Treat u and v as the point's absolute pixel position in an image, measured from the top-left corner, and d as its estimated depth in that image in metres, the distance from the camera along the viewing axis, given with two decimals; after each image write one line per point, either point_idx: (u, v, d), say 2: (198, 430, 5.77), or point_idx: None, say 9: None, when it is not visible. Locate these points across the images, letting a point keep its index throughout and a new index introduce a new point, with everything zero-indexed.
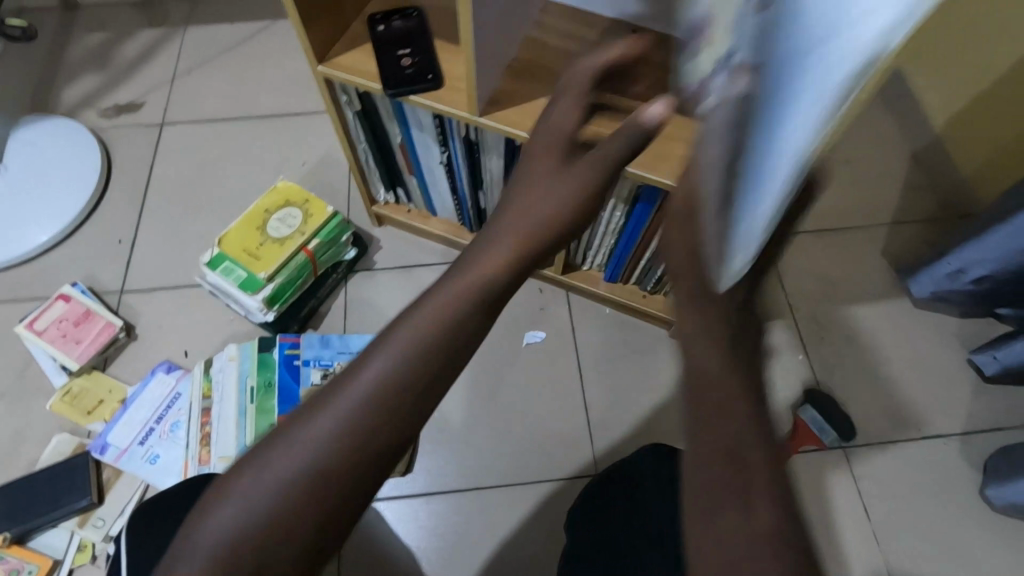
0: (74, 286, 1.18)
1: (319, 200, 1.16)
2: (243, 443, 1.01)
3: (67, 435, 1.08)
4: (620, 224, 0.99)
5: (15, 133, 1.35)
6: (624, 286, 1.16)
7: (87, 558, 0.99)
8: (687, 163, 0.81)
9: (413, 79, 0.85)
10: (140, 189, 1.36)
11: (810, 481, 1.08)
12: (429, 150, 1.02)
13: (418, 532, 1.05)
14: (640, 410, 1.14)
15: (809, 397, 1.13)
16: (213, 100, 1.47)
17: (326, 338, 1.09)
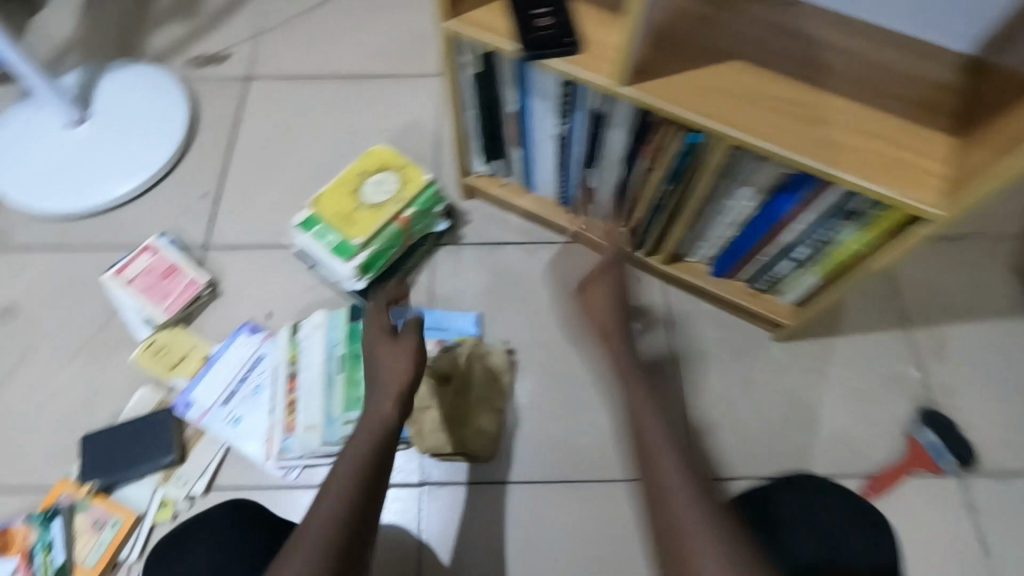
0: (160, 238, 1.15)
1: (415, 167, 1.10)
2: (330, 414, 0.97)
3: (151, 388, 1.07)
4: (748, 215, 0.91)
5: (105, 80, 1.29)
6: (731, 283, 1.08)
7: (169, 515, 0.97)
8: (856, 153, 0.73)
9: (554, 42, 0.77)
10: (225, 144, 1.31)
11: (919, 508, 1.01)
12: (545, 121, 0.94)
13: (496, 519, 1.03)
14: (737, 413, 1.08)
15: (926, 418, 1.05)
16: (299, 56, 1.41)
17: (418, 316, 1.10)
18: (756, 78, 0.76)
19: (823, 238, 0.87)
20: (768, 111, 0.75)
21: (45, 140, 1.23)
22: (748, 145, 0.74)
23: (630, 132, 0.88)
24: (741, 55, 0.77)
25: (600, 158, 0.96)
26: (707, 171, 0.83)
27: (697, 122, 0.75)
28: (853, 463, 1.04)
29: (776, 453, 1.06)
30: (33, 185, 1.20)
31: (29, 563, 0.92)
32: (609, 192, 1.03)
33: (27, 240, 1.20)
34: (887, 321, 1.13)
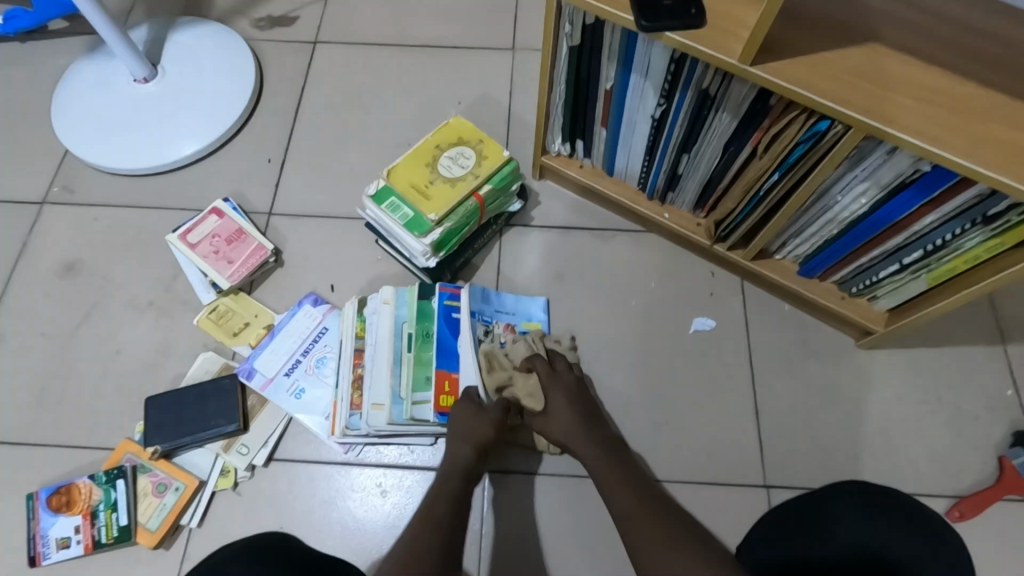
0: (226, 201, 1.13)
1: (493, 142, 1.05)
2: (399, 393, 0.95)
3: (213, 354, 1.05)
4: (858, 214, 0.85)
5: (173, 37, 1.26)
6: (819, 283, 1.02)
7: (230, 483, 0.96)
8: (1007, 150, 0.66)
9: (674, 13, 0.71)
10: (291, 109, 1.28)
11: (1009, 534, 0.95)
12: (643, 99, 0.89)
13: (561, 515, 0.97)
14: (817, 420, 1.02)
15: (1020, 439, 0.99)
16: (369, 23, 1.37)
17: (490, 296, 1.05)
18: (896, 63, 0.70)
19: (943, 242, 0.80)
20: (908, 99, 0.68)
21: (114, 95, 1.21)
22: (883, 135, 0.68)
23: (739, 116, 0.82)
24: (880, 36, 0.70)
25: (697, 143, 0.90)
26: (826, 161, 0.77)
27: (829, 107, 0.68)
28: (939, 481, 0.98)
29: (857, 466, 1.00)
30: (101, 140, 1.18)
31: (93, 522, 0.91)
32: (698, 181, 0.97)
33: (93, 197, 1.19)
34: (979, 336, 1.07)
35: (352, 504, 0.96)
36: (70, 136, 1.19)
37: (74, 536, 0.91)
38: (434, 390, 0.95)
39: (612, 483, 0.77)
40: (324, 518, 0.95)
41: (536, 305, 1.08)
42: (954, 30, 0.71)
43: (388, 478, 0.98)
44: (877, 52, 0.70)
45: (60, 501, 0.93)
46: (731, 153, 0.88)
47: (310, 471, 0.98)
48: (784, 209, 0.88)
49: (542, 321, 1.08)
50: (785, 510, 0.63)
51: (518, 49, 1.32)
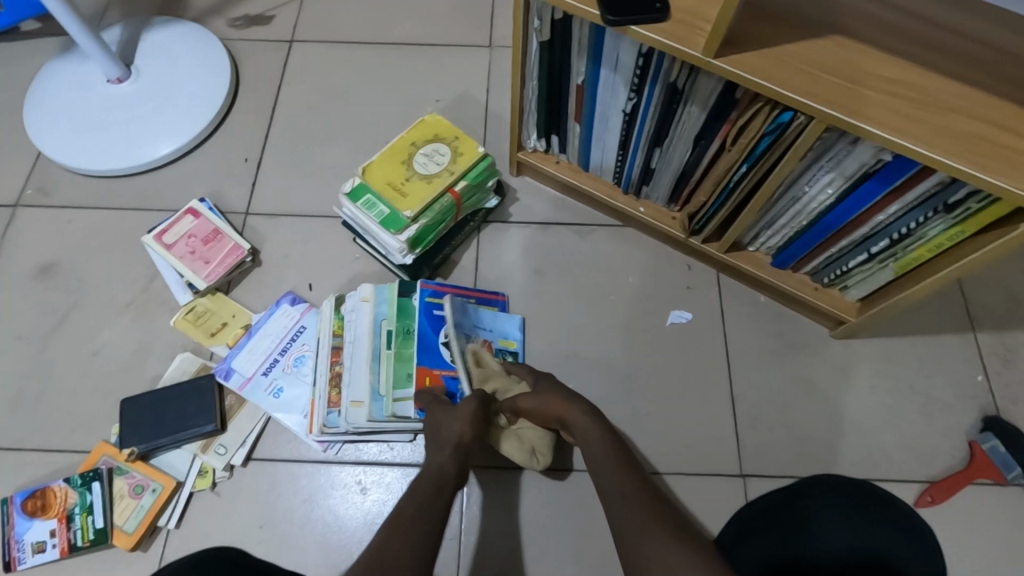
0: (202, 201, 1.12)
1: (468, 139, 1.05)
2: (377, 390, 0.95)
3: (191, 355, 1.04)
4: (827, 204, 0.86)
5: (147, 37, 1.25)
6: (792, 275, 1.04)
7: (208, 483, 0.96)
8: (965, 139, 0.67)
9: (637, 8, 0.72)
10: (268, 108, 1.27)
11: (980, 517, 0.97)
12: (614, 94, 0.90)
13: (542, 507, 0.98)
14: (792, 410, 1.04)
15: (990, 425, 1.01)
16: (346, 21, 1.36)
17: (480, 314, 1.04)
18: (858, 56, 0.71)
19: (909, 230, 0.82)
20: (868, 90, 0.69)
21: (87, 96, 1.19)
22: (844, 125, 0.69)
23: (707, 109, 0.83)
24: (841, 29, 0.72)
25: (668, 137, 0.91)
26: (791, 153, 0.78)
27: (790, 98, 0.69)
28: (912, 468, 1.00)
29: (833, 454, 1.01)
30: (75, 142, 1.17)
31: (68, 525, 0.91)
32: (671, 175, 0.98)
33: (67, 199, 1.18)
34: (950, 324, 1.09)
35: (331, 502, 0.96)
36: (43, 137, 1.18)
37: (50, 540, 0.90)
38: (415, 386, 0.95)
39: (610, 464, 0.75)
40: (303, 517, 0.95)
41: (513, 324, 1.07)
42: (910, 22, 0.72)
43: (368, 475, 0.98)
44: (839, 44, 0.71)
45: (35, 505, 0.92)
46: (701, 146, 0.89)
47: (289, 470, 0.98)
48: (754, 201, 0.89)
49: (518, 341, 1.06)
50: (764, 512, 0.64)
51: (496, 46, 1.32)
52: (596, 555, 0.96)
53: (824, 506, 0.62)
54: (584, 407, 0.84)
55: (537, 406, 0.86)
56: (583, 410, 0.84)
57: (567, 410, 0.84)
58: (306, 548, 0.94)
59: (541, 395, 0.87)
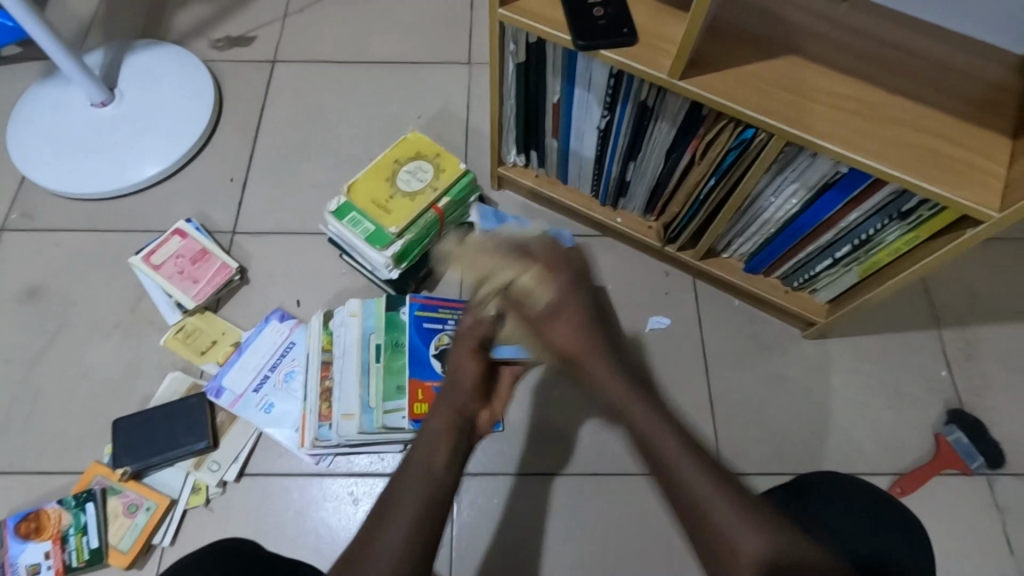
0: (189, 221, 1.14)
1: (450, 155, 1.08)
2: (367, 403, 0.97)
3: (181, 373, 1.06)
4: (792, 212, 0.90)
5: (130, 60, 1.27)
6: (764, 279, 1.08)
7: (202, 500, 0.97)
8: (913, 152, 0.72)
9: (606, 33, 0.76)
10: (253, 128, 1.29)
11: (947, 505, 1.02)
12: (588, 112, 0.94)
13: (531, 511, 1.01)
14: (768, 409, 1.08)
15: (954, 417, 1.06)
16: (327, 41, 1.39)
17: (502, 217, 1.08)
18: (813, 75, 0.75)
19: (868, 236, 0.86)
20: (823, 108, 0.74)
21: (71, 119, 1.21)
22: (802, 140, 0.74)
23: (676, 125, 0.87)
24: (797, 50, 0.76)
25: (641, 151, 0.95)
26: (755, 166, 0.83)
27: (751, 116, 0.74)
28: (882, 460, 1.05)
29: (808, 449, 1.06)
30: (61, 166, 1.19)
31: (63, 546, 0.92)
32: (646, 187, 1.02)
33: (52, 222, 1.19)
34: (915, 321, 1.14)
35: (324, 514, 0.98)
36: (28, 162, 1.19)
37: (44, 562, 0.91)
38: (409, 398, 0.97)
39: (658, 441, 0.55)
40: (297, 530, 0.97)
41: None
42: (860, 42, 0.77)
43: (360, 486, 1.00)
44: (795, 64, 0.76)
45: (29, 528, 0.93)
46: (672, 159, 0.93)
47: (282, 484, 1.00)
48: (724, 210, 0.93)
49: None
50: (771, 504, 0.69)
51: (474, 63, 1.36)
52: (584, 556, 0.99)
53: (826, 504, 0.67)
54: (612, 361, 0.62)
55: (562, 348, 0.64)
56: (607, 362, 0.62)
57: (591, 360, 0.62)
58: (300, 560, 0.96)
59: (571, 331, 0.63)
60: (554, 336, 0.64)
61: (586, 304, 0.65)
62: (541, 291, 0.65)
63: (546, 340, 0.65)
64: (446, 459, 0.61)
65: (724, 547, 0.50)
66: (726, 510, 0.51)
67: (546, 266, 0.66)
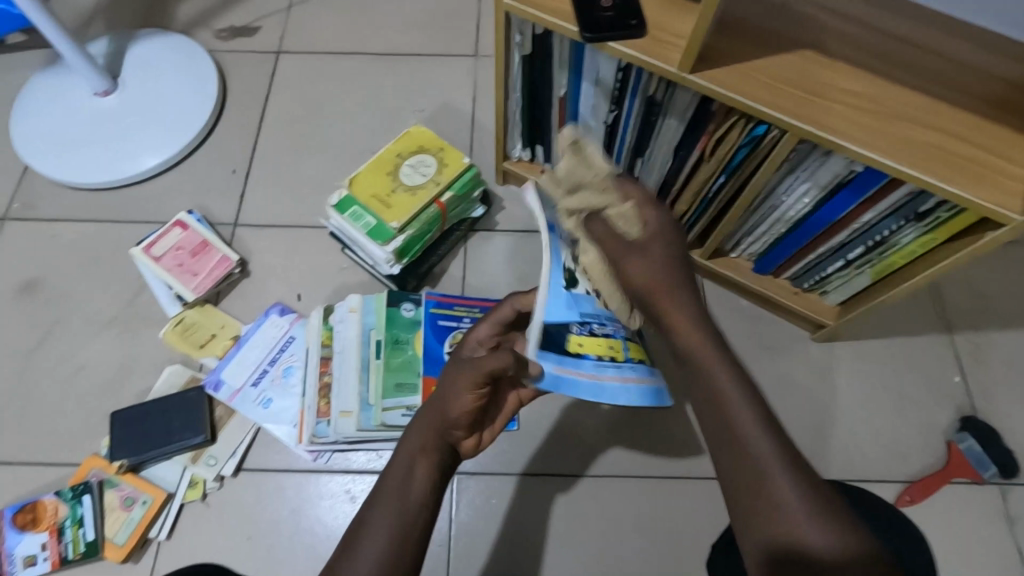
0: (189, 213, 1.13)
1: (453, 149, 1.07)
2: (366, 400, 0.96)
3: (180, 367, 1.05)
4: (803, 212, 0.88)
5: (133, 49, 1.26)
6: (774, 280, 1.06)
7: (198, 495, 0.97)
8: (931, 152, 0.69)
9: (614, 24, 0.73)
10: (255, 120, 1.28)
11: (957, 514, 0.99)
12: (595, 107, 0.91)
13: (530, 513, 0.99)
14: (775, 413, 1.06)
15: (966, 424, 1.03)
16: (332, 32, 1.37)
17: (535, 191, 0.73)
18: (829, 70, 0.73)
19: (883, 237, 0.84)
20: (839, 104, 0.71)
21: (74, 109, 1.20)
22: (815, 138, 0.71)
23: (685, 121, 0.85)
24: (812, 44, 0.74)
25: (648, 148, 0.93)
26: (766, 164, 0.80)
27: (763, 112, 0.71)
28: (891, 467, 1.02)
29: (815, 455, 1.03)
30: (62, 156, 1.18)
31: (59, 539, 0.91)
32: (653, 184, 0.99)
33: (54, 213, 1.18)
34: (927, 325, 1.11)
35: (320, 511, 0.97)
36: (30, 152, 1.18)
37: (40, 554, 0.91)
38: (421, 395, 0.96)
39: (725, 394, 0.53)
40: (293, 527, 0.96)
41: None
42: (878, 36, 0.74)
43: (358, 484, 0.99)
44: (810, 59, 0.73)
45: (25, 519, 0.92)
46: (680, 157, 0.91)
47: (279, 480, 0.99)
48: (733, 210, 0.91)
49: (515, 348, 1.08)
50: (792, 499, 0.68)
51: (480, 55, 1.34)
52: (584, 559, 0.97)
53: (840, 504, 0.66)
54: (693, 301, 0.58)
55: (641, 284, 0.59)
56: (689, 310, 0.57)
57: (674, 303, 0.58)
58: (296, 557, 0.95)
59: (656, 261, 0.59)
60: (633, 272, 0.60)
61: (672, 247, 0.61)
62: (634, 224, 0.61)
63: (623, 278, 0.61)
64: (423, 482, 0.60)
65: (767, 492, 0.49)
66: (798, 501, 0.49)
67: (645, 203, 0.63)
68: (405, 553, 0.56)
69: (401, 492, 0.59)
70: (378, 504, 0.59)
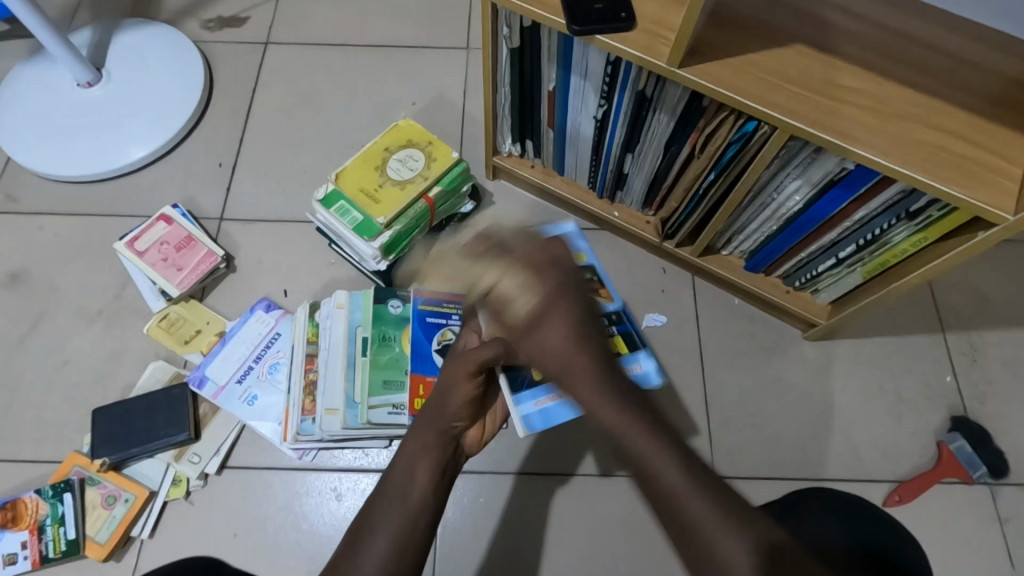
0: (175, 207, 1.11)
1: (442, 144, 1.05)
2: (352, 397, 0.95)
3: (164, 363, 1.04)
4: (795, 210, 0.87)
5: (118, 39, 1.24)
6: (765, 278, 1.05)
7: (182, 493, 0.95)
8: (924, 149, 0.68)
9: (603, 17, 0.72)
10: (242, 112, 1.26)
11: (946, 515, 0.99)
12: (584, 101, 0.90)
13: (517, 511, 0.98)
14: (765, 412, 1.05)
15: (957, 424, 1.03)
16: (322, 24, 1.35)
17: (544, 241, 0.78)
18: (821, 65, 0.71)
19: (875, 235, 0.82)
20: (830, 100, 0.70)
21: (57, 100, 1.18)
22: (806, 135, 0.70)
23: (675, 116, 0.83)
24: (804, 39, 0.72)
25: (639, 144, 0.92)
26: (757, 161, 0.79)
27: (753, 108, 0.70)
28: (881, 467, 1.02)
29: (804, 454, 1.03)
30: (45, 148, 1.16)
31: (39, 537, 0.90)
32: (643, 181, 0.98)
33: (36, 205, 1.16)
34: (919, 325, 1.10)
35: (305, 509, 0.96)
36: (13, 143, 1.16)
37: (21, 552, 0.90)
38: (409, 393, 0.95)
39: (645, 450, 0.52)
40: (278, 525, 0.95)
41: None
42: (873, 31, 0.73)
43: (344, 482, 0.98)
44: (802, 53, 0.72)
45: (6, 517, 0.91)
46: (671, 153, 0.89)
47: (264, 478, 0.98)
48: (724, 207, 0.89)
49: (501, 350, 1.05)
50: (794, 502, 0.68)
51: (472, 48, 1.32)
52: (571, 559, 0.96)
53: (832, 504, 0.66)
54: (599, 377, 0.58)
55: (550, 367, 0.60)
56: (599, 384, 0.57)
57: (581, 387, 0.58)
58: (280, 556, 0.94)
59: (561, 338, 0.60)
60: (545, 359, 0.61)
61: (579, 316, 0.61)
62: (525, 297, 0.63)
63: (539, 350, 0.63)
64: (423, 482, 0.63)
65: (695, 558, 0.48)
66: (705, 519, 0.48)
67: (529, 276, 0.63)
68: (408, 540, 0.58)
69: (404, 488, 0.62)
70: (380, 499, 0.62)
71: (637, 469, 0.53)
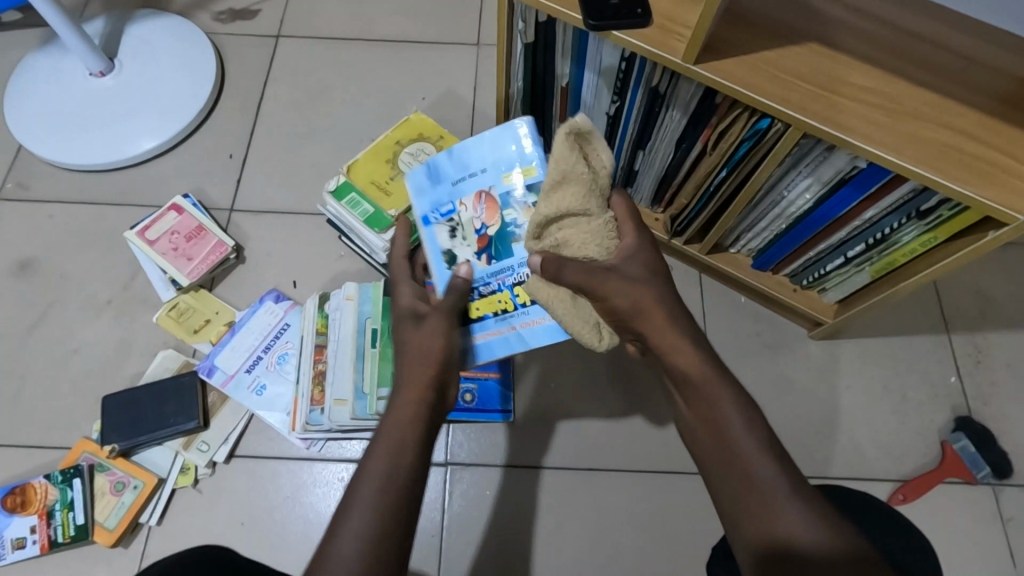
0: (185, 198, 1.12)
1: (453, 138, 1.05)
2: (361, 388, 0.95)
3: (173, 352, 1.04)
4: (804, 208, 0.87)
5: (130, 30, 1.24)
6: (773, 277, 1.05)
7: (190, 480, 0.96)
8: (937, 149, 0.68)
9: (618, 13, 0.72)
10: (253, 105, 1.26)
11: (949, 514, 0.99)
12: (597, 97, 0.90)
13: (523, 504, 0.99)
14: (770, 409, 1.06)
15: (961, 424, 1.03)
16: (333, 17, 1.35)
17: (434, 169, 0.78)
18: (835, 63, 0.72)
19: (884, 234, 0.83)
20: (843, 98, 0.71)
21: (69, 89, 1.18)
22: (819, 132, 0.70)
23: (688, 113, 0.84)
24: (818, 37, 0.73)
25: (650, 140, 0.92)
26: (769, 158, 0.80)
27: (767, 105, 0.71)
28: (885, 466, 1.02)
29: (809, 452, 1.03)
30: (56, 137, 1.16)
31: (48, 522, 0.91)
32: (653, 177, 0.99)
33: (46, 193, 1.17)
34: (925, 325, 1.11)
35: (312, 498, 0.97)
36: (24, 132, 1.17)
37: (30, 536, 0.90)
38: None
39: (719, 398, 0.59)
40: (284, 515, 0.96)
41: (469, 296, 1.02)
42: (886, 31, 0.73)
43: (351, 472, 0.98)
44: (816, 52, 0.72)
45: (15, 502, 0.92)
46: (682, 149, 0.90)
47: (272, 467, 0.98)
48: (734, 204, 0.90)
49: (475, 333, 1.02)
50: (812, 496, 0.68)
51: (483, 45, 1.32)
52: (576, 552, 0.97)
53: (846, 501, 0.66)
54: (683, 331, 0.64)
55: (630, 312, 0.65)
56: (685, 339, 0.63)
57: (671, 338, 0.63)
58: (287, 545, 0.94)
59: (628, 298, 0.65)
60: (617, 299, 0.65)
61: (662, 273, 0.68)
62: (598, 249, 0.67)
63: (604, 303, 0.66)
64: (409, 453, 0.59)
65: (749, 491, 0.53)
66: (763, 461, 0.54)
67: (624, 225, 0.70)
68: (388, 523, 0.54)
69: (386, 463, 0.58)
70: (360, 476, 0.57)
71: (708, 407, 0.59)
